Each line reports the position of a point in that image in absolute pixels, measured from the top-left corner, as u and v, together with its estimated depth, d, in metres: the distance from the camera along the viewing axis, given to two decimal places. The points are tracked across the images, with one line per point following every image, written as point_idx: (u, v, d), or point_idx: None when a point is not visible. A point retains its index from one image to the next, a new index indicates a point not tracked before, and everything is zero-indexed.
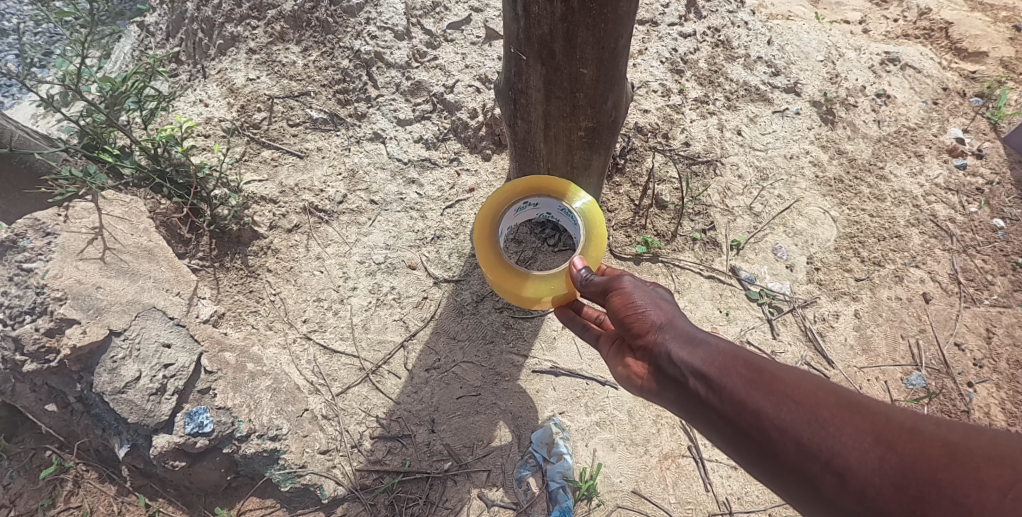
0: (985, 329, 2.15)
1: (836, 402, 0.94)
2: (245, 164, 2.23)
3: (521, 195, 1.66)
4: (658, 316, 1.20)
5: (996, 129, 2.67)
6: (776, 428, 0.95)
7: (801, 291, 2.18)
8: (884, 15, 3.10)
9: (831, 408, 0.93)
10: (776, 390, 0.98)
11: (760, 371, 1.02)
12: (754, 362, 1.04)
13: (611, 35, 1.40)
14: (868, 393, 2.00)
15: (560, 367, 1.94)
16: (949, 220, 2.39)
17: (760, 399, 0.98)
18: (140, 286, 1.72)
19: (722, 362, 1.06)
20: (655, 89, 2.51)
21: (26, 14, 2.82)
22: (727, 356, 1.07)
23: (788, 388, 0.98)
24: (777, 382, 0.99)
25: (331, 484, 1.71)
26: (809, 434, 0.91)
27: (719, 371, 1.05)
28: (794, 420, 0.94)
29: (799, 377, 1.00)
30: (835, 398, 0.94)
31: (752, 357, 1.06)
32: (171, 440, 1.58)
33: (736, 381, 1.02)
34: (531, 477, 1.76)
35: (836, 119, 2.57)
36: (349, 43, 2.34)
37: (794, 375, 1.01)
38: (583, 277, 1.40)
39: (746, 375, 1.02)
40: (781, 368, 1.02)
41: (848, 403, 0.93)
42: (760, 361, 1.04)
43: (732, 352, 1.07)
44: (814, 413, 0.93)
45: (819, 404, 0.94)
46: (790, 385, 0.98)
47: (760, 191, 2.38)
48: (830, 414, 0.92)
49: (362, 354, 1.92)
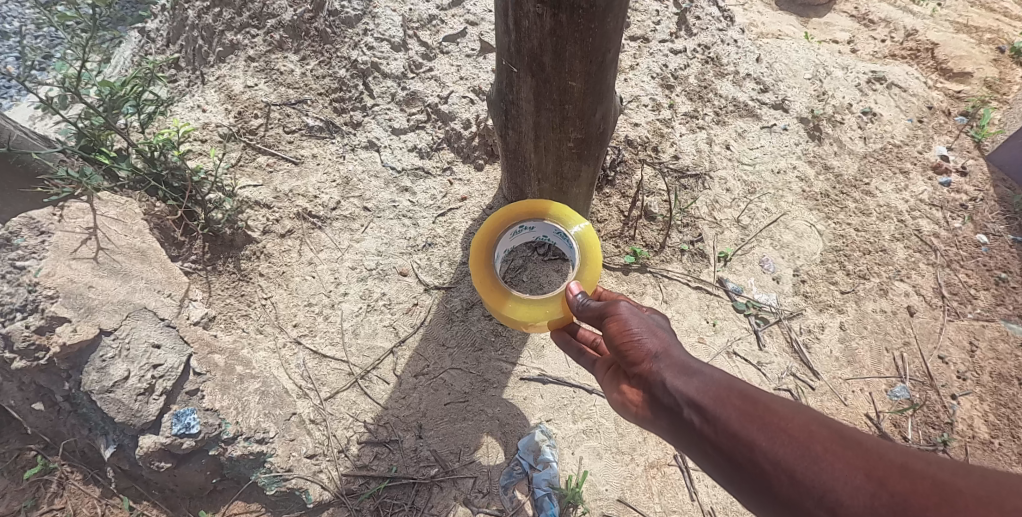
0: (968, 343, 2.19)
1: (827, 436, 0.95)
2: (240, 169, 2.25)
3: (519, 219, 1.72)
4: (653, 344, 1.23)
5: (979, 147, 2.73)
6: (769, 461, 0.96)
7: (788, 303, 2.21)
8: (871, 36, 3.19)
9: (824, 442, 0.94)
10: (769, 422, 1.00)
11: (754, 403, 1.04)
12: (748, 393, 1.06)
13: (599, 50, 1.44)
14: (852, 404, 2.03)
15: (548, 375, 1.95)
16: (934, 235, 2.44)
17: (754, 432, 1.00)
18: (132, 286, 1.74)
19: (717, 393, 1.08)
20: (645, 104, 2.56)
21: (27, 17, 2.86)
22: (721, 387, 1.09)
23: (781, 421, 0.99)
24: (772, 415, 1.00)
25: (317, 488, 1.71)
26: (802, 468, 0.93)
27: (714, 403, 1.06)
28: (788, 453, 0.95)
29: (792, 409, 1.02)
30: (829, 433, 0.95)
31: (747, 388, 1.08)
32: (157, 441, 1.58)
33: (730, 413, 1.03)
34: (517, 484, 1.76)
35: (823, 136, 2.63)
36: (346, 53, 2.39)
37: (789, 408, 1.02)
38: (580, 302, 1.45)
39: (740, 406, 1.04)
40: (775, 400, 1.04)
41: (840, 438, 0.94)
42: (754, 393, 1.06)
43: (726, 383, 1.10)
44: (806, 447, 0.94)
45: (811, 438, 0.95)
46: (783, 417, 1.00)
47: (748, 204, 2.42)
48: (823, 449, 0.93)
49: (351, 359, 1.93)
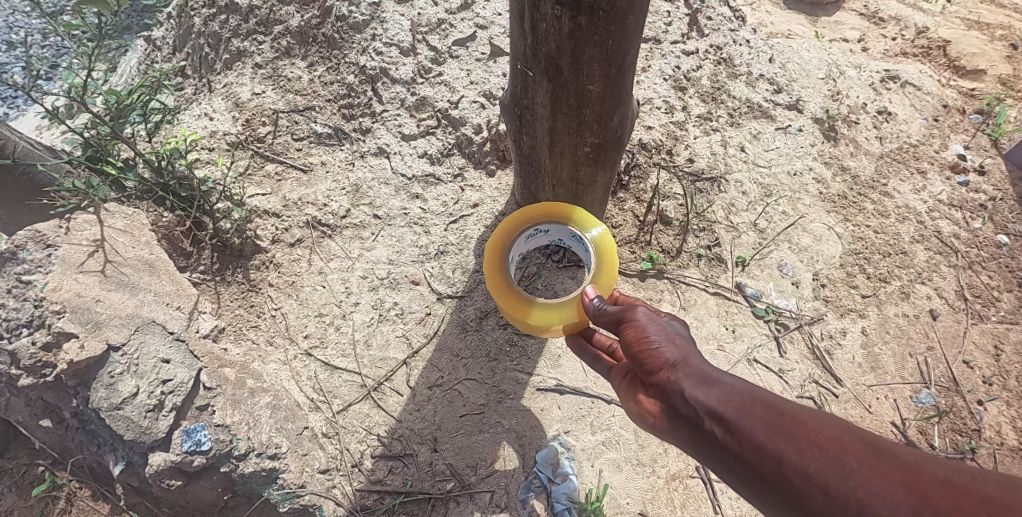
0: (993, 347, 2.13)
1: (861, 449, 0.89)
2: (248, 178, 2.22)
3: (533, 222, 1.68)
4: (672, 352, 1.18)
5: (996, 145, 2.68)
6: (800, 476, 0.90)
7: (808, 308, 2.16)
8: (882, 34, 3.15)
9: (858, 455, 0.88)
10: (797, 434, 0.94)
11: (780, 413, 0.98)
12: (773, 403, 1.01)
13: (618, 52, 1.40)
14: (877, 412, 1.97)
15: (565, 385, 1.90)
16: (954, 236, 2.39)
17: (781, 444, 0.94)
18: (140, 300, 1.70)
19: (740, 402, 1.03)
20: (658, 106, 2.51)
21: (33, 27, 2.84)
22: (744, 397, 1.04)
23: (810, 432, 0.93)
24: (800, 426, 0.95)
25: (331, 505, 1.66)
26: (836, 483, 0.86)
27: (737, 413, 1.01)
28: (819, 468, 0.89)
29: (821, 420, 0.96)
30: (862, 444, 0.89)
31: (772, 398, 1.03)
32: (168, 459, 1.54)
33: (755, 424, 0.98)
34: (536, 499, 1.71)
35: (839, 136, 2.59)
36: (355, 58, 2.36)
37: (818, 420, 0.96)
38: (595, 306, 1.40)
39: (766, 417, 0.98)
40: (804, 411, 0.98)
41: (876, 450, 0.88)
42: (780, 403, 1.01)
43: (750, 393, 1.04)
44: (839, 460, 0.88)
45: (844, 452, 0.89)
46: (812, 429, 0.94)
47: (765, 207, 2.37)
48: (857, 462, 0.86)
49: (363, 371, 1.89)
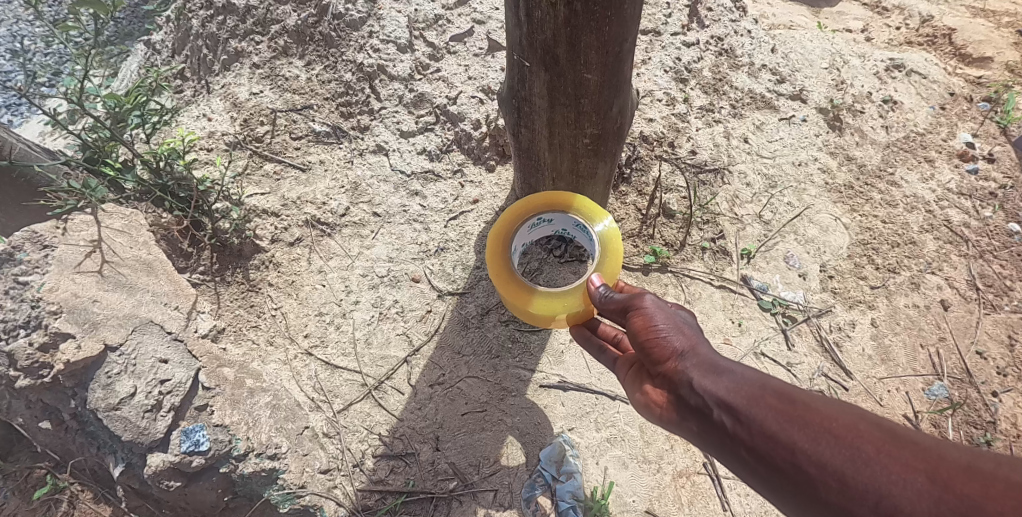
0: (1007, 337, 2.08)
1: (879, 436, 0.85)
2: (247, 178, 2.21)
3: (537, 211, 1.64)
4: (679, 341, 1.15)
5: (1005, 132, 2.62)
6: (813, 465, 0.87)
7: (815, 300, 2.12)
8: (886, 24, 3.10)
9: (876, 443, 0.84)
10: (812, 422, 0.91)
11: (793, 402, 0.95)
12: (786, 392, 0.98)
13: (615, 39, 1.37)
14: (889, 404, 1.93)
15: (568, 382, 1.87)
16: (964, 225, 2.34)
17: (795, 433, 0.91)
18: (138, 300, 1.70)
19: (751, 392, 1.00)
20: (659, 98, 2.48)
21: (37, 35, 2.86)
22: (755, 386, 1.01)
23: (825, 421, 0.90)
24: (814, 415, 0.92)
25: (332, 505, 1.64)
26: (852, 472, 0.83)
27: (749, 403, 0.98)
28: (834, 456, 0.86)
29: (835, 408, 0.93)
30: (880, 432, 0.86)
31: (785, 387, 0.99)
32: (166, 459, 1.52)
33: (767, 413, 0.95)
34: (540, 497, 1.68)
35: (843, 126, 2.55)
36: (352, 56, 2.35)
37: (834, 408, 0.93)
38: (601, 295, 1.37)
39: (777, 406, 0.95)
40: (818, 400, 0.95)
41: (894, 438, 0.84)
42: (793, 392, 0.98)
43: (760, 381, 1.02)
44: (855, 448, 0.85)
45: (860, 439, 0.86)
46: (826, 416, 0.91)
47: (770, 199, 2.34)
48: (875, 450, 0.83)
49: (364, 370, 1.87)
